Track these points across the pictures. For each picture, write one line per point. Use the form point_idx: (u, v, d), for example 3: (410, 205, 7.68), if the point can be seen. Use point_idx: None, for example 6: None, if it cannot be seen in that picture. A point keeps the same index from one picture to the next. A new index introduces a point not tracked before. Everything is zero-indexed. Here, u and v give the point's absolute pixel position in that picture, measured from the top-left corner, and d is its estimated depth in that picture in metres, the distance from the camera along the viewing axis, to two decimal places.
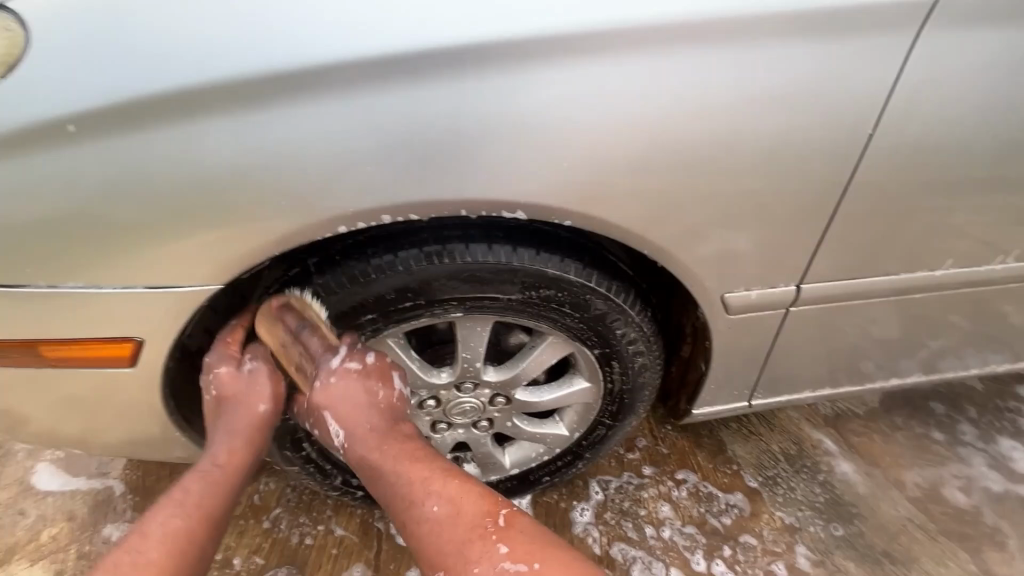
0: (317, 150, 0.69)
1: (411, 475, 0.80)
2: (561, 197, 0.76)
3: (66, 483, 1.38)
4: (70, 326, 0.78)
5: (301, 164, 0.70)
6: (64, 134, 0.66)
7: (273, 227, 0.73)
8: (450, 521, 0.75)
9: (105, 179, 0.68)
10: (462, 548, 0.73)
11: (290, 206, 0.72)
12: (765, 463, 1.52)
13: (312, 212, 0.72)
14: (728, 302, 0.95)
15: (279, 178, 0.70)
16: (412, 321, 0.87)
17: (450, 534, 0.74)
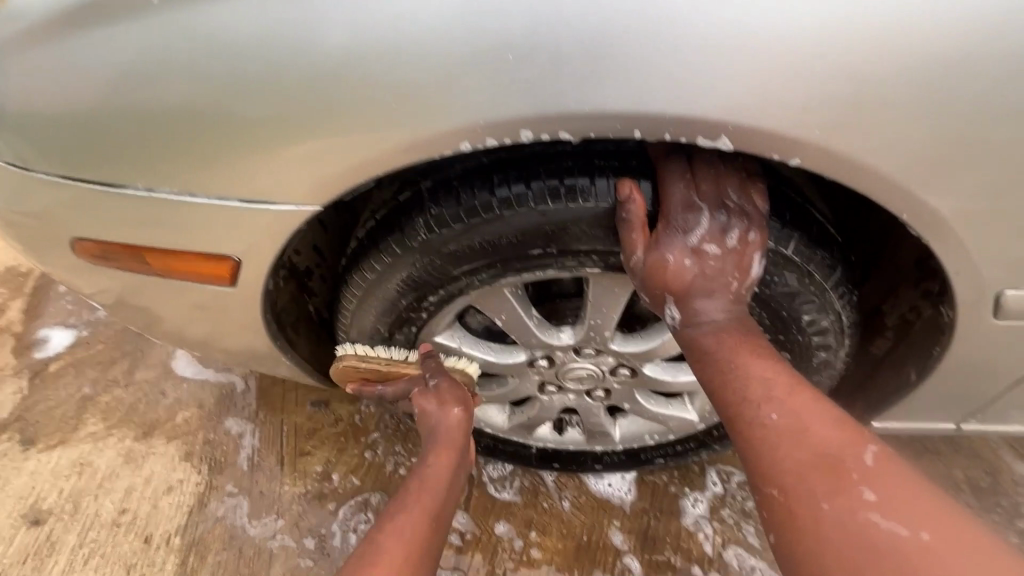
0: (437, 31, 0.52)
1: (815, 454, 0.55)
2: (779, 119, 0.51)
3: (199, 372, 1.49)
4: (173, 236, 0.72)
5: (415, 48, 0.53)
6: (150, 8, 0.58)
7: (379, 137, 0.58)
8: (807, 477, 0.54)
9: (191, 60, 0.58)
10: (844, 514, 0.50)
11: (401, 110, 0.56)
12: (941, 492, 1.20)
13: (424, 118, 0.56)
14: (1003, 305, 0.65)
15: (393, 73, 0.54)
16: (536, 272, 0.70)
17: (815, 493, 0.53)
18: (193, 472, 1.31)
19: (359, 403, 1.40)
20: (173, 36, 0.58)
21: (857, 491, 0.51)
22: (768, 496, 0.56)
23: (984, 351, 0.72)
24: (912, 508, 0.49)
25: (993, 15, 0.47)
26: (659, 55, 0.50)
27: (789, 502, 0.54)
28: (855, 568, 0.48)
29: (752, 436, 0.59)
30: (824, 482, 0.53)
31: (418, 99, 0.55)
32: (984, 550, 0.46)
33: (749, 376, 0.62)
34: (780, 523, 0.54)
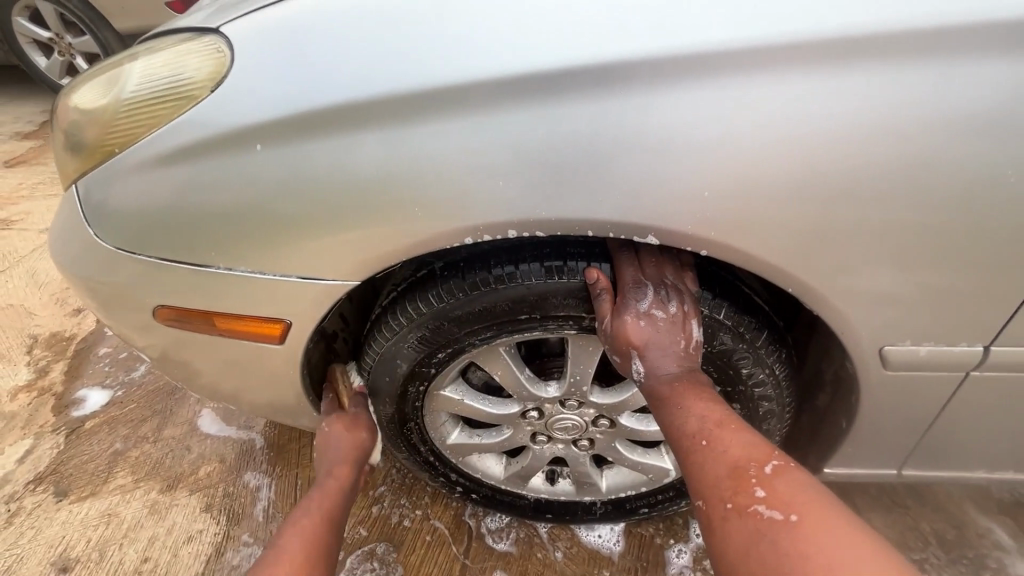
0: (456, 162, 0.73)
1: (731, 468, 0.70)
2: (696, 221, 0.72)
3: (222, 429, 1.62)
4: (235, 300, 0.92)
5: (438, 172, 0.74)
6: (252, 150, 0.79)
7: (414, 232, 0.78)
8: (721, 486, 0.69)
9: (280, 181, 0.79)
10: (745, 511, 0.65)
11: (429, 214, 0.77)
12: (910, 544, 1.29)
13: (447, 219, 0.77)
14: (887, 357, 0.83)
15: (425, 188, 0.75)
16: (525, 333, 0.87)
17: (726, 496, 0.68)
18: (212, 523, 1.41)
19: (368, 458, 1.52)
20: (267, 163, 0.79)
21: (754, 491, 0.66)
22: (697, 507, 0.71)
23: (892, 400, 0.89)
24: (796, 501, 0.63)
25: (848, 156, 0.67)
26: (608, 179, 0.71)
27: (709, 510, 0.69)
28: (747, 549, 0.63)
29: (687, 459, 0.74)
30: (732, 488, 0.68)
31: (443, 206, 0.76)
32: (843, 528, 0.59)
33: (691, 411, 0.77)
34: (705, 529, 0.69)
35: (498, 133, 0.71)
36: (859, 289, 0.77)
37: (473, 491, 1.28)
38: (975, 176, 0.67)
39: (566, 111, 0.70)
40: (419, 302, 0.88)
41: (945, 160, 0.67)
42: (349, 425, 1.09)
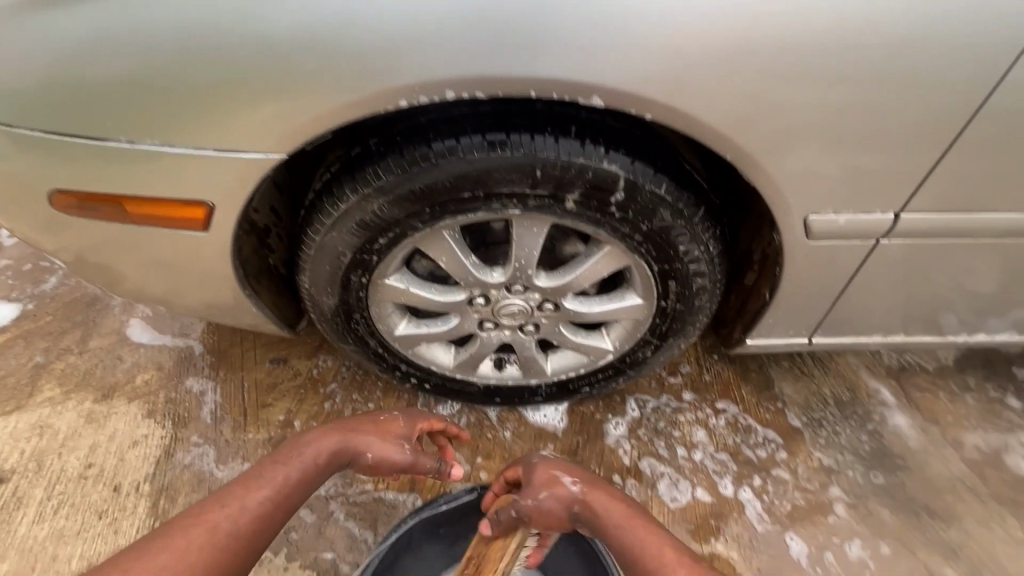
0: (383, 10, 0.67)
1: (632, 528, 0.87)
2: (641, 83, 0.71)
3: (155, 337, 1.55)
4: (151, 180, 0.83)
5: (363, 22, 0.68)
6: None
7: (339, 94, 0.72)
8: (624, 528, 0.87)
9: (179, 33, 0.70)
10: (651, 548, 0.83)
11: (354, 72, 0.70)
12: (812, 405, 1.47)
13: (375, 78, 0.71)
14: (811, 226, 0.89)
15: (348, 40, 0.68)
16: (469, 214, 0.85)
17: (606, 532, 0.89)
18: (157, 427, 1.39)
19: (316, 358, 1.51)
20: (166, 12, 0.69)
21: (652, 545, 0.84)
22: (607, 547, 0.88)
23: (810, 271, 0.98)
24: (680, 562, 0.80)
25: (787, 15, 0.68)
26: (549, 33, 0.67)
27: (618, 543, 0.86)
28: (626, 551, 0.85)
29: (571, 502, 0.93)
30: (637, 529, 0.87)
31: (369, 63, 0.70)
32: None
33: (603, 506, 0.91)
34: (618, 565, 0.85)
35: None
36: (788, 157, 0.80)
37: (424, 381, 1.31)
38: (895, 37, 0.70)
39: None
40: (356, 181, 0.84)
41: (869, 17, 0.69)
42: (398, 442, 1.03)
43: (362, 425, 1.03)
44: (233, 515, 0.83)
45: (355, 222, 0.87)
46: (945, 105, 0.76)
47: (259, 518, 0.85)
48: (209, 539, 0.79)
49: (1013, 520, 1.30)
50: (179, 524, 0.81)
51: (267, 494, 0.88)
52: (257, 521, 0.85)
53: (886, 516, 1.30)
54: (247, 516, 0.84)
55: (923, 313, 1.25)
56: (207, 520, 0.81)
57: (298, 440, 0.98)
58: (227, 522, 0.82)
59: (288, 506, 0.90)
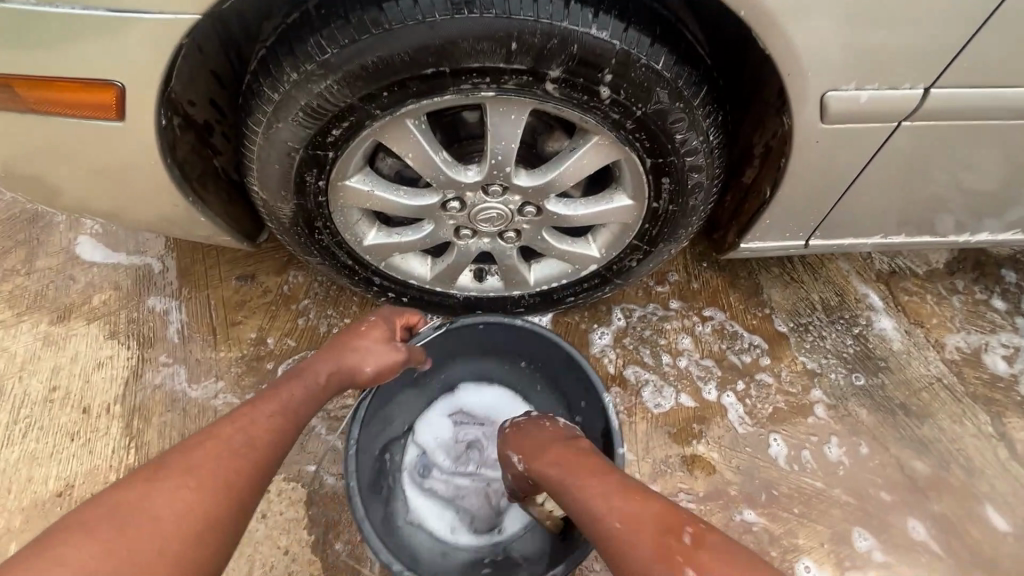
0: None
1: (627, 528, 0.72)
2: None
3: (107, 255, 1.43)
4: (52, 56, 0.73)
5: None
6: None
7: None
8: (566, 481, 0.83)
9: None
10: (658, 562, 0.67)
11: None
12: (800, 310, 1.45)
13: None
14: (826, 106, 0.78)
15: None
16: (433, 97, 0.73)
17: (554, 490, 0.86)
18: (122, 348, 1.32)
19: (286, 274, 1.42)
20: None
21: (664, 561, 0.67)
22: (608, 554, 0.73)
23: (816, 165, 0.89)
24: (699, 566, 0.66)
25: None
26: None
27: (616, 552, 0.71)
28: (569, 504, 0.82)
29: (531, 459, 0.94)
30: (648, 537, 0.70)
31: None
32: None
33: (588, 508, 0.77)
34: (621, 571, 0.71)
35: None
36: (810, 23, 0.69)
37: (400, 294, 1.24)
38: None
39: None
40: (298, 59, 0.70)
41: None
42: (385, 345, 1.00)
43: (347, 339, 0.98)
44: (244, 433, 0.75)
45: (303, 111, 0.74)
46: None
47: (269, 435, 0.77)
48: (230, 453, 0.72)
49: (984, 415, 1.34)
50: (189, 444, 0.72)
51: (279, 410, 0.81)
52: (268, 433, 0.77)
53: (864, 415, 1.32)
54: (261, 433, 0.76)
55: (926, 212, 1.18)
56: (219, 438, 0.73)
57: (302, 366, 0.91)
58: (244, 436, 0.75)
59: (294, 419, 0.83)
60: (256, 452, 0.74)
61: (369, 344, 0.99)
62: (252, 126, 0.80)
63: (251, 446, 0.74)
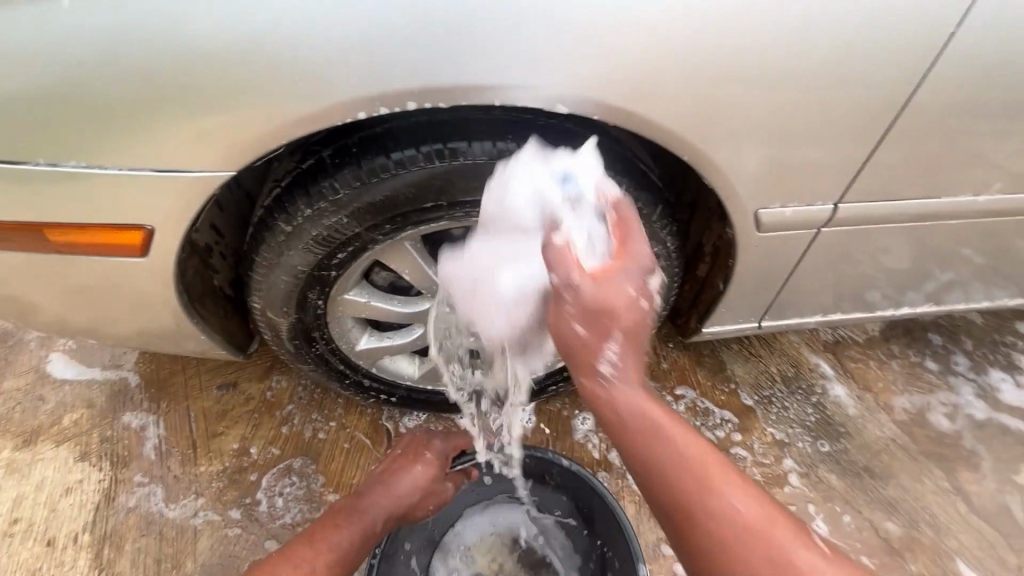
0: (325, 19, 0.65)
1: (696, 457, 0.70)
2: (602, 89, 0.73)
3: (81, 372, 1.40)
4: (85, 205, 0.78)
5: (307, 31, 0.65)
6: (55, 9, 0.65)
7: (287, 110, 0.70)
8: (703, 470, 0.68)
9: (97, 50, 0.65)
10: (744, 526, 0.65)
11: (301, 88, 0.69)
12: (762, 383, 1.56)
13: (327, 93, 0.69)
14: (760, 218, 0.95)
15: (292, 54, 0.67)
16: (430, 223, 0.85)
17: (663, 465, 0.70)
18: (93, 471, 1.27)
19: (269, 380, 1.43)
20: (81, 27, 0.65)
21: (729, 502, 0.66)
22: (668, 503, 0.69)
23: (757, 261, 1.05)
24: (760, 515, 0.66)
25: (731, 25, 0.71)
26: (517, 43, 0.68)
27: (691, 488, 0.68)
28: (710, 551, 0.65)
29: (608, 404, 0.74)
30: (753, 526, 0.65)
31: (315, 77, 0.68)
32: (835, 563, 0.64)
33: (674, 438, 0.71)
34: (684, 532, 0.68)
35: None
36: (742, 156, 0.85)
37: (388, 393, 1.28)
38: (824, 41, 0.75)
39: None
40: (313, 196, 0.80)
41: (806, 22, 0.73)
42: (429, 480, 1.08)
43: (398, 465, 1.07)
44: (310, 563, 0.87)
45: (315, 238, 0.84)
46: (876, 99, 0.83)
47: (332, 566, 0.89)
48: None
49: (939, 471, 1.44)
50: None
51: (332, 555, 0.90)
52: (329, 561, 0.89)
53: (833, 481, 1.40)
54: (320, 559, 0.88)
55: (856, 291, 1.34)
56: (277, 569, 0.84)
57: (359, 497, 1.00)
58: None
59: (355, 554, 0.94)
60: None
61: (419, 473, 1.07)
62: (261, 252, 0.87)
63: None
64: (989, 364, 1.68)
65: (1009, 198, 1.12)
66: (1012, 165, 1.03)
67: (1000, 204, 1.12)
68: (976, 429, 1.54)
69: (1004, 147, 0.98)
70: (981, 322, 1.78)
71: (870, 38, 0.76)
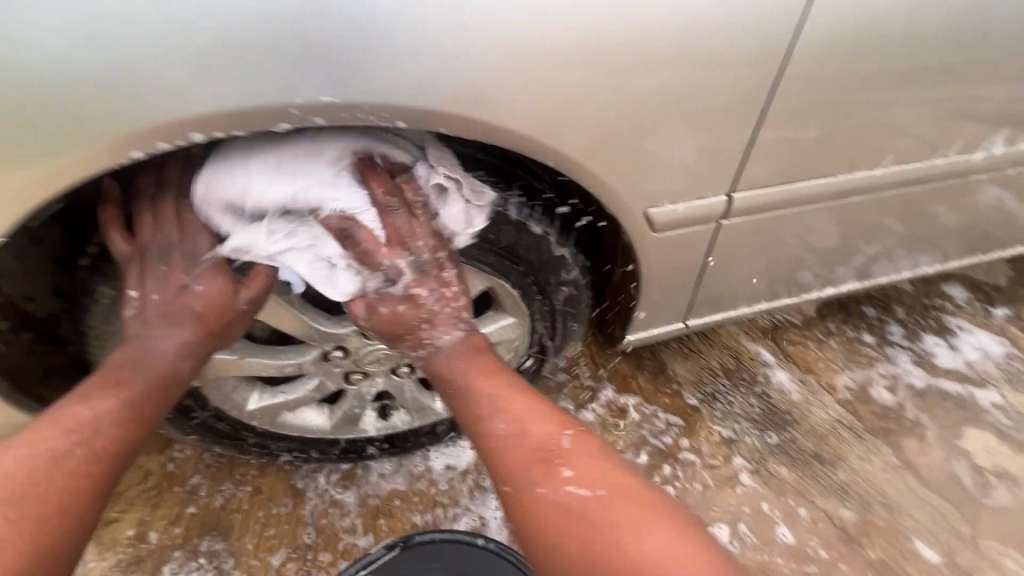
0: (80, 46, 0.56)
1: (529, 443, 0.78)
2: (450, 97, 0.66)
3: None
4: None
5: (63, 65, 0.56)
6: None
7: (53, 158, 0.60)
8: (526, 472, 0.76)
9: None
10: (546, 485, 0.74)
11: (66, 131, 0.59)
12: (704, 379, 1.51)
13: (97, 133, 0.60)
14: (653, 220, 0.91)
15: (41, 94, 0.57)
16: (303, 260, 0.82)
17: (536, 481, 0.75)
18: None
19: (170, 450, 1.28)
20: None
21: (559, 471, 0.75)
22: (506, 492, 0.77)
23: (663, 259, 1.01)
24: (593, 472, 0.74)
25: (579, 17, 0.66)
26: (321, 53, 0.61)
27: (518, 495, 0.75)
28: (580, 547, 0.68)
29: (498, 452, 0.79)
30: (540, 470, 0.75)
31: (78, 117, 0.59)
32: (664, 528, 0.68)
33: (496, 436, 0.80)
34: (525, 538, 0.73)
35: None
36: (613, 151, 0.79)
37: (297, 451, 1.14)
38: (680, 27, 0.71)
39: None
40: (164, 252, 0.78)
41: (658, 7, 0.69)
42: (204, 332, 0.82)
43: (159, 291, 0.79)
44: (53, 456, 0.69)
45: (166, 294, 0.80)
46: (742, 78, 0.79)
47: (43, 508, 0.65)
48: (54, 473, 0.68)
49: (886, 447, 1.42)
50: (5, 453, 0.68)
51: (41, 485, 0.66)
52: (66, 464, 0.69)
53: (784, 473, 1.36)
54: (63, 474, 0.68)
55: (780, 276, 1.31)
56: (80, 463, 0.70)
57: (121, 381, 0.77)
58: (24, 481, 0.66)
59: (54, 484, 0.67)
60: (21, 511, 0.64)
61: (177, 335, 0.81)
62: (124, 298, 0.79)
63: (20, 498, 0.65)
64: (923, 330, 1.69)
65: (910, 166, 1.10)
66: (905, 132, 1.01)
67: (902, 174, 1.10)
68: (917, 398, 1.52)
69: (888, 116, 0.96)
70: (910, 289, 1.79)
71: (719, 16, 0.72)
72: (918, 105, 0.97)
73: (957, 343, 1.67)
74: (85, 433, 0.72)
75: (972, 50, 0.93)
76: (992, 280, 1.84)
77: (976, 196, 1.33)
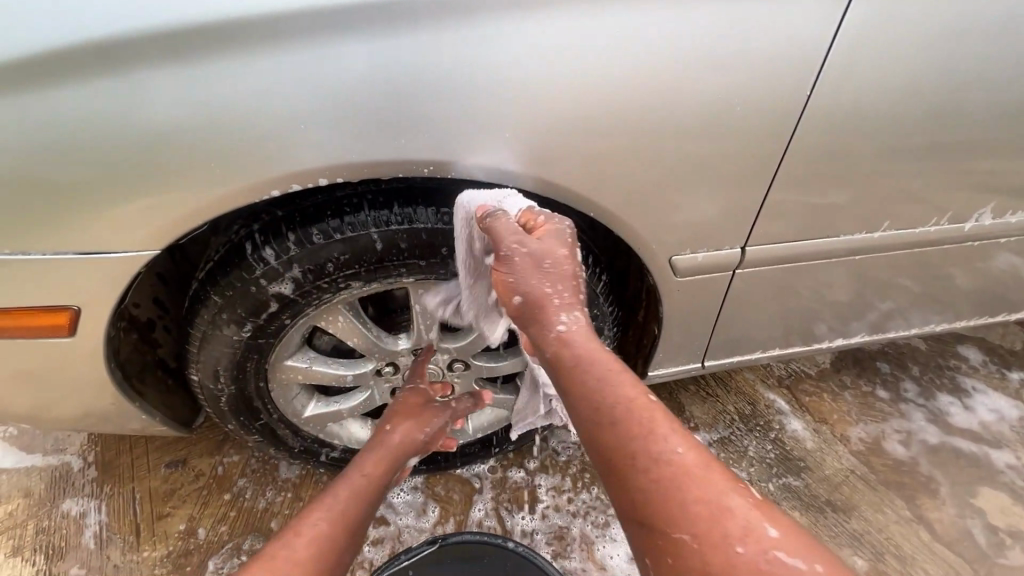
0: (241, 107, 0.71)
1: (634, 398, 0.69)
2: (521, 157, 0.81)
3: (20, 460, 1.36)
4: (13, 292, 0.81)
5: (222, 120, 0.71)
6: None
7: (210, 192, 0.76)
8: (689, 488, 0.61)
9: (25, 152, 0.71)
10: (756, 550, 0.55)
11: (224, 170, 0.75)
12: (719, 422, 1.58)
13: (245, 174, 0.75)
14: (676, 265, 1.04)
15: (207, 145, 0.73)
16: (366, 287, 0.94)
17: (718, 538, 0.57)
18: (25, 566, 1.21)
19: (221, 454, 1.40)
20: (9, 131, 0.70)
21: (761, 531, 0.57)
22: (676, 538, 0.58)
23: (683, 303, 1.13)
24: (801, 542, 0.57)
25: (637, 95, 0.80)
26: (418, 120, 0.76)
27: (698, 544, 0.57)
28: (687, 507, 0.59)
29: (667, 473, 0.62)
30: (733, 531, 0.57)
31: (234, 161, 0.74)
32: (784, 520, 0.59)
33: (609, 377, 0.72)
34: (676, 558, 0.59)
35: (289, 67, 0.70)
36: (647, 204, 0.92)
37: (340, 461, 1.25)
38: (718, 103, 0.84)
39: (358, 40, 0.70)
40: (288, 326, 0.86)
41: (702, 90, 0.82)
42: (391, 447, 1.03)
43: None
44: (340, 514, 0.85)
45: None
46: (763, 151, 0.92)
47: (334, 542, 0.80)
48: (337, 518, 0.84)
49: (899, 500, 1.45)
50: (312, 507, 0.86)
51: (336, 516, 0.84)
52: (350, 510, 0.87)
53: (797, 517, 1.40)
54: (351, 518, 0.86)
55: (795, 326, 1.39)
56: (346, 521, 0.84)
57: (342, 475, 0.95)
58: (342, 513, 0.85)
59: (338, 535, 0.81)
60: (334, 532, 0.81)
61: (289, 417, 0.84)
62: (231, 311, 0.91)
63: (325, 524, 0.81)
64: (937, 389, 1.74)
65: (928, 226, 1.18)
66: (912, 200, 1.11)
67: (922, 234, 1.19)
68: (931, 454, 1.56)
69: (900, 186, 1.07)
70: (924, 347, 1.85)
71: (747, 99, 0.85)
72: (929, 177, 1.07)
73: (973, 403, 1.71)
74: (328, 507, 0.85)
75: (979, 131, 1.02)
76: (1007, 343, 1.89)
77: (990, 261, 1.41)
